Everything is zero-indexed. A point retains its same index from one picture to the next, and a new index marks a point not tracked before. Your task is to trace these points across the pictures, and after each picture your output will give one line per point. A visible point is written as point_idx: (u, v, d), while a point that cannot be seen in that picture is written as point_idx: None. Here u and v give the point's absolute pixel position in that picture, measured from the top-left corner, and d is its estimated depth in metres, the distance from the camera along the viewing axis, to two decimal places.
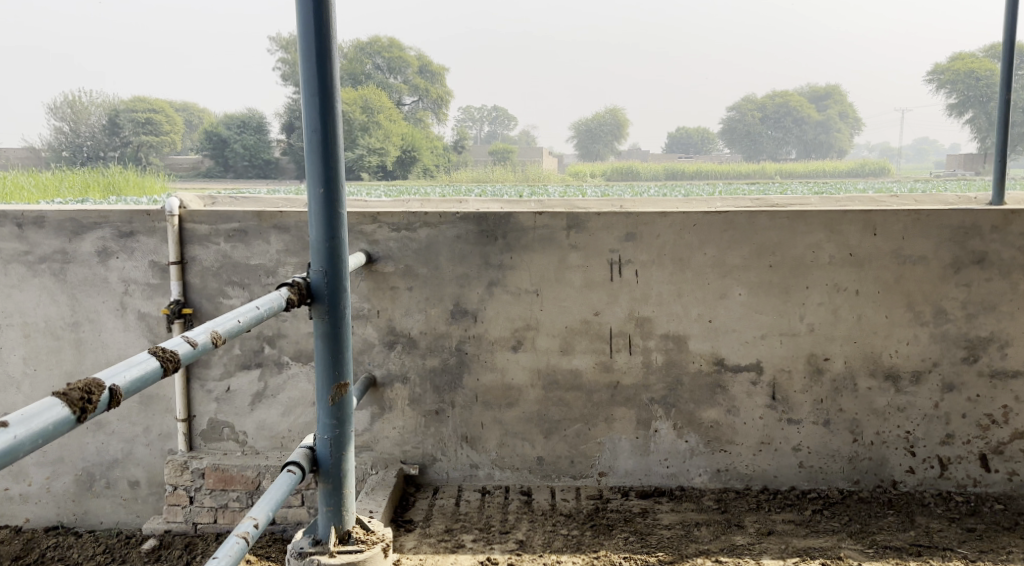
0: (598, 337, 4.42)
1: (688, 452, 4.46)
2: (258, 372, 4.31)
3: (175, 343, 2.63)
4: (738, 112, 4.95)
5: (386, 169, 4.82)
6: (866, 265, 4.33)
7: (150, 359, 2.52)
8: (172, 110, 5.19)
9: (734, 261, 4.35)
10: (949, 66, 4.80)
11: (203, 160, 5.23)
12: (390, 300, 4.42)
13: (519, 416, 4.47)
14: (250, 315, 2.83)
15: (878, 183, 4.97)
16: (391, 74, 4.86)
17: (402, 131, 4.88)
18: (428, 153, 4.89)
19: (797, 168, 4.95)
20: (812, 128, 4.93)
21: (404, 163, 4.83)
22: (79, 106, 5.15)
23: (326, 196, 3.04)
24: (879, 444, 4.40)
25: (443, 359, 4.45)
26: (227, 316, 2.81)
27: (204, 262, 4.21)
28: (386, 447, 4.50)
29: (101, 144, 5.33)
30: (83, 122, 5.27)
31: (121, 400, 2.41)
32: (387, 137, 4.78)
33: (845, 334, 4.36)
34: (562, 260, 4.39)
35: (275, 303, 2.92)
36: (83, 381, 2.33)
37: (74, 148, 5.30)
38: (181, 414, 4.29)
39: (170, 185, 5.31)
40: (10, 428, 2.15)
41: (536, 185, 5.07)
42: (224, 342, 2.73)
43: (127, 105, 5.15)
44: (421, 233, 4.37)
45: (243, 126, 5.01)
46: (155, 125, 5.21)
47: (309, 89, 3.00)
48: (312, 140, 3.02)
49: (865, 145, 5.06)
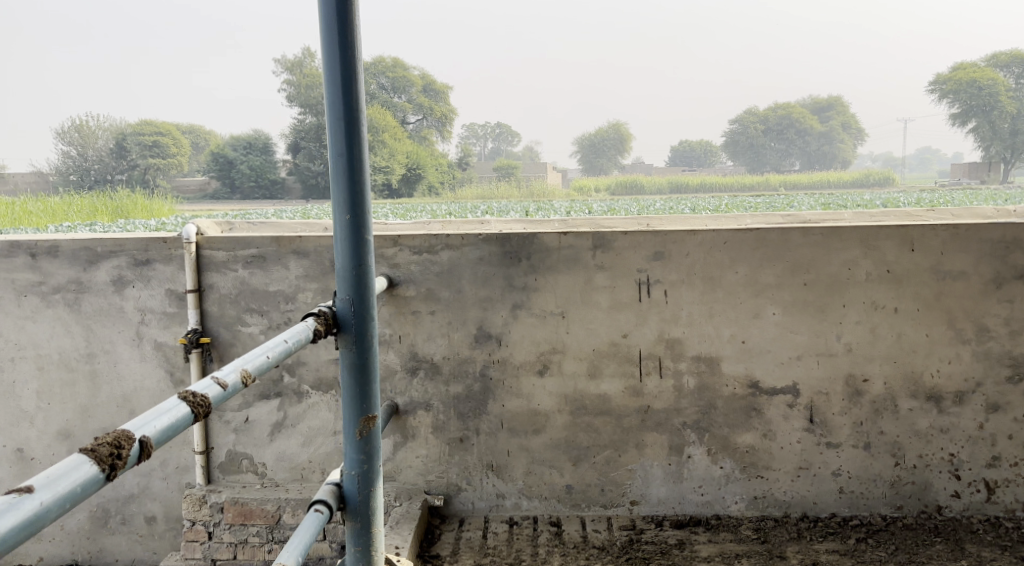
0: (628, 360, 4.28)
1: (723, 479, 4.31)
2: (277, 402, 4.17)
3: (205, 385, 2.53)
4: (749, 125, 7.21)
5: (393, 187, 5.94)
6: (904, 282, 4.18)
7: (181, 405, 2.44)
8: (178, 133, 6.50)
9: (767, 279, 4.21)
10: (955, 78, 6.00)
11: (211, 182, 6.16)
12: (412, 325, 4.28)
13: (547, 443, 4.32)
14: (279, 349, 2.71)
15: (887, 190, 6.84)
16: (397, 96, 6.53)
17: (408, 150, 6.14)
18: (431, 173, 6.27)
19: (803, 176, 7.04)
20: (815, 137, 7.09)
21: (411, 180, 6.09)
22: (89, 129, 6.14)
23: (352, 221, 2.90)
24: (922, 468, 4.27)
25: (468, 385, 4.30)
26: (254, 352, 2.71)
27: (222, 290, 4.08)
28: (409, 477, 4.34)
29: (108, 169, 6.18)
30: (91, 146, 6.19)
31: (152, 451, 2.33)
32: (394, 158, 5.93)
33: (884, 353, 4.22)
34: (589, 281, 4.25)
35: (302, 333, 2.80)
36: (111, 435, 2.26)
37: (83, 172, 6.16)
38: (199, 447, 4.14)
39: (179, 207, 5.88)
40: (35, 494, 2.11)
41: (549, 203, 6.71)
42: (253, 381, 2.64)
43: (134, 130, 6.32)
44: (443, 255, 4.24)
45: (250, 147, 5.98)
46: (162, 148, 6.29)
47: (334, 111, 2.87)
48: (337, 163, 2.89)
49: (872, 158, 7.00)
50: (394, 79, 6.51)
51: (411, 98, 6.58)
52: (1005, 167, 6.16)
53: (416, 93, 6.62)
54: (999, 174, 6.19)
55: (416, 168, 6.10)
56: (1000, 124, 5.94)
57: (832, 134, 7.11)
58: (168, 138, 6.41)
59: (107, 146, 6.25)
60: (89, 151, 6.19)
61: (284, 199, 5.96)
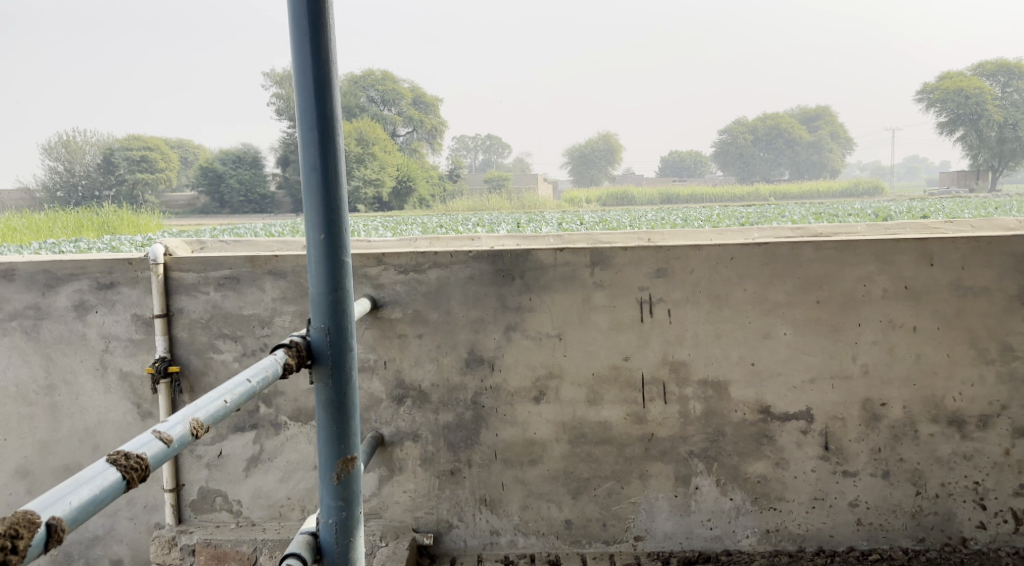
0: (629, 385, 3.99)
1: (734, 512, 4.03)
2: (252, 434, 3.87)
3: (144, 441, 2.32)
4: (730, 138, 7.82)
5: (381, 199, 6.29)
6: (923, 299, 3.92)
7: (109, 470, 2.24)
8: (167, 149, 6.63)
9: (778, 297, 3.94)
10: (939, 86, 6.11)
11: (199, 196, 6.44)
12: (398, 350, 3.99)
13: (543, 475, 4.02)
14: (238, 393, 2.49)
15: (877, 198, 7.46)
16: (386, 105, 6.69)
17: (397, 162, 6.40)
18: (423, 185, 6.64)
19: (791, 189, 7.76)
20: (805, 147, 7.68)
21: (397, 193, 6.34)
22: (75, 145, 6.33)
23: (327, 242, 2.61)
24: (945, 498, 3.99)
25: (459, 414, 4.01)
26: (212, 396, 2.48)
27: (193, 314, 3.79)
28: (396, 514, 4.04)
29: (97, 183, 6.57)
30: (80, 161, 6.53)
31: (63, 535, 2.15)
32: (383, 168, 6.25)
33: (902, 375, 3.95)
34: (587, 300, 3.97)
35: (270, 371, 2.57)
36: (8, 524, 2.09)
37: (70, 188, 6.53)
38: (169, 484, 3.85)
39: (166, 222, 6.39)
40: None
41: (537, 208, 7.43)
42: (206, 430, 2.41)
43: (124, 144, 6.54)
44: (431, 274, 3.95)
45: (240, 161, 6.13)
46: (150, 163, 6.54)
47: (306, 121, 2.59)
48: (310, 178, 2.60)
49: (858, 167, 7.73)
50: (384, 92, 6.69)
51: (402, 111, 6.78)
52: (993, 176, 6.26)
53: (407, 106, 6.80)
54: (986, 182, 6.31)
55: (408, 182, 6.49)
56: (987, 133, 6.00)
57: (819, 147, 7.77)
58: (157, 152, 6.60)
59: (95, 162, 6.62)
60: (77, 167, 6.51)
61: (274, 213, 6.09)
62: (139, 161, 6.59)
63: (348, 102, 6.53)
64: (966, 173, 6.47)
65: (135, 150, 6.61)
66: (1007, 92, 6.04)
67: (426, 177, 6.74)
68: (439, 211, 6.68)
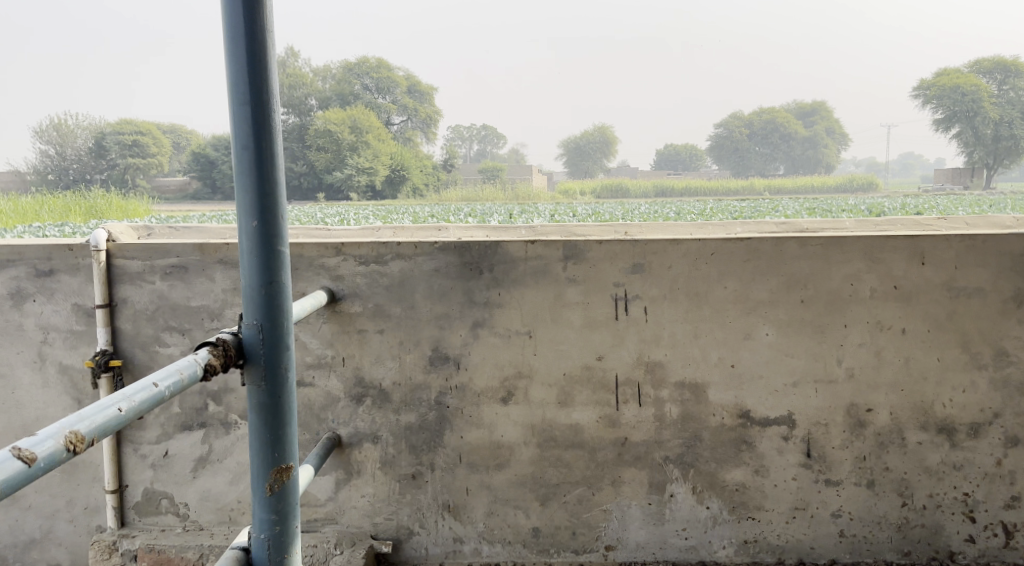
0: (602, 387, 3.78)
1: (710, 521, 3.82)
2: (201, 433, 3.65)
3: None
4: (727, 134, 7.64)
5: (374, 188, 6.33)
6: (914, 300, 3.70)
7: None
8: (160, 133, 6.27)
9: (760, 295, 3.72)
10: (936, 82, 5.82)
11: (190, 181, 6.31)
12: (358, 346, 3.76)
13: (509, 481, 3.81)
14: (136, 400, 2.22)
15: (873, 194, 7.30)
16: (380, 93, 6.88)
17: (392, 151, 6.61)
18: (417, 171, 6.73)
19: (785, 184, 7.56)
20: (794, 144, 7.64)
21: (393, 181, 6.56)
22: (68, 130, 5.86)
23: (260, 230, 2.39)
24: (932, 509, 3.79)
25: (421, 415, 3.79)
26: (102, 403, 2.21)
27: (137, 304, 3.56)
28: (354, 519, 3.82)
29: (86, 166, 6.04)
30: (69, 145, 5.94)
31: None
32: (377, 157, 6.43)
33: (890, 380, 3.74)
34: (559, 296, 3.75)
35: (183, 375, 2.30)
36: None
37: (59, 170, 5.93)
38: (111, 485, 3.63)
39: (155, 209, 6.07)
40: None
41: (525, 201, 7.30)
42: (82, 444, 2.11)
43: (115, 128, 6.01)
44: (393, 267, 3.72)
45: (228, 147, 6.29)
46: (140, 147, 6.08)
47: (237, 95, 2.36)
48: (242, 159, 2.38)
49: (858, 159, 7.63)
50: (379, 80, 6.88)
51: (396, 100, 6.94)
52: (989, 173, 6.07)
53: (402, 94, 6.94)
54: (981, 179, 6.14)
55: (401, 170, 6.61)
56: (984, 130, 5.79)
57: (815, 139, 7.61)
58: (148, 138, 6.14)
59: (87, 146, 6.02)
60: (67, 150, 5.93)
61: None
62: (131, 146, 6.09)
63: (342, 89, 6.70)
64: (958, 170, 6.34)
65: (126, 135, 6.07)
66: (1003, 90, 5.83)
67: (422, 163, 6.87)
68: (432, 200, 6.62)
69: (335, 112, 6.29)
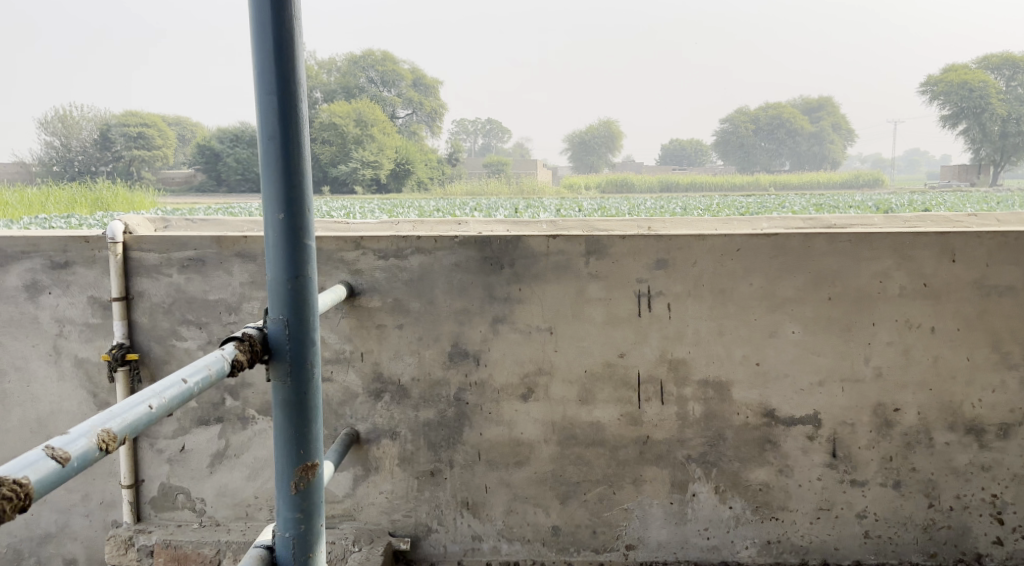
0: (624, 384, 3.72)
1: (733, 521, 3.76)
2: (218, 428, 3.60)
3: (32, 461, 1.97)
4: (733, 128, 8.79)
5: (378, 181, 6.23)
6: (943, 298, 3.64)
7: None
8: (164, 127, 6.36)
9: (787, 292, 3.66)
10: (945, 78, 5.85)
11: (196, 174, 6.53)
12: (376, 341, 3.71)
13: (529, 478, 3.75)
14: (168, 397, 2.17)
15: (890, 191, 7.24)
16: (385, 87, 6.81)
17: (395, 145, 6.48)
18: (421, 166, 6.68)
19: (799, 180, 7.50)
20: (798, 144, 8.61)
21: (399, 174, 6.54)
22: (70, 121, 5.70)
23: (287, 222, 2.32)
24: (959, 511, 3.73)
25: (440, 411, 3.73)
26: (132, 400, 2.16)
27: (154, 297, 3.50)
28: (372, 516, 3.77)
29: (89, 157, 5.89)
30: (73, 137, 5.81)
31: None
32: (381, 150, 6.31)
33: (918, 380, 3.68)
34: (581, 292, 3.69)
35: (213, 370, 2.26)
36: None
37: (64, 163, 5.84)
38: (127, 480, 3.58)
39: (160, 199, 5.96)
40: None
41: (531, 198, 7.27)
42: (115, 443, 2.07)
43: (119, 119, 5.97)
44: (413, 261, 3.67)
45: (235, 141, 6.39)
46: (145, 139, 6.18)
47: (263, 84, 2.30)
48: (268, 150, 2.31)
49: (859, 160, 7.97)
50: (385, 73, 6.84)
51: (401, 92, 6.88)
52: (994, 171, 6.21)
53: (406, 88, 6.89)
54: (987, 177, 6.26)
55: (406, 164, 6.60)
56: (991, 127, 5.78)
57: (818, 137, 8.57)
58: (155, 130, 6.26)
59: (93, 137, 5.92)
60: (74, 141, 5.83)
61: None
62: (136, 138, 6.16)
63: (348, 82, 6.59)
64: (967, 168, 6.42)
65: (132, 126, 6.10)
66: (1010, 87, 5.83)
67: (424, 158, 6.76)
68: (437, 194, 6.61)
69: (339, 105, 6.14)
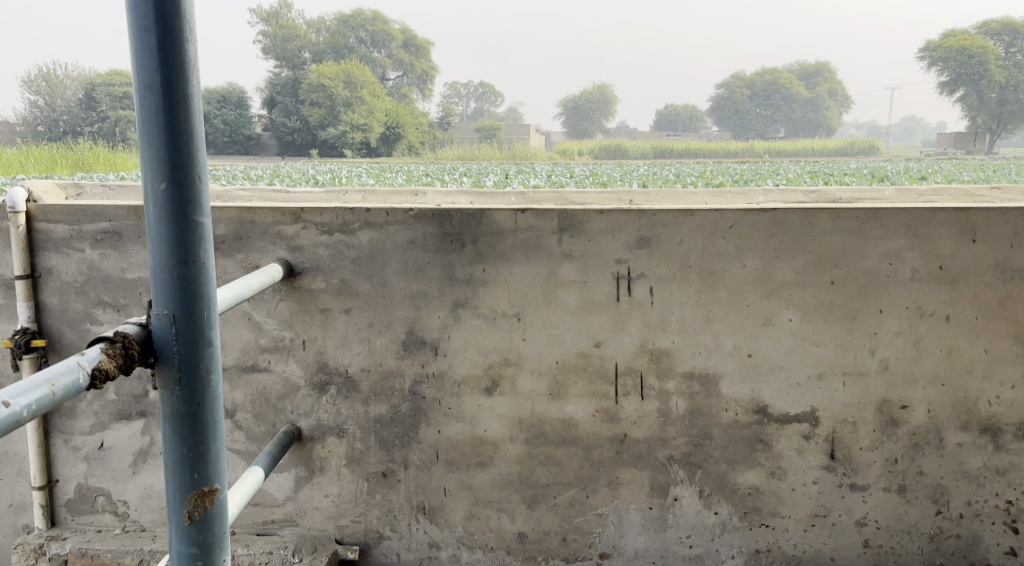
0: (600, 377, 3.31)
1: (718, 528, 3.38)
2: (140, 423, 3.25)
3: None
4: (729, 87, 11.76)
5: (370, 143, 6.71)
6: (960, 283, 3.23)
7: None
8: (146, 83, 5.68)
9: (785, 276, 3.24)
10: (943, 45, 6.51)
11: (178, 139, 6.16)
12: (321, 327, 3.29)
13: (493, 481, 3.36)
14: None
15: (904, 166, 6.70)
16: (376, 47, 6.82)
17: (386, 107, 6.82)
18: (412, 130, 7.04)
19: None
20: (803, 102, 11.59)
21: (387, 139, 6.91)
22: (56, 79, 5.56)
23: (172, 194, 1.97)
24: (970, 518, 3.34)
25: (393, 406, 3.32)
26: None
27: (64, 276, 3.14)
28: (316, 522, 3.38)
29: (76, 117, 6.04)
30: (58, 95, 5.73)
31: None
32: (372, 112, 6.64)
33: (929, 374, 3.28)
34: (552, 275, 3.27)
35: (54, 390, 1.89)
36: None
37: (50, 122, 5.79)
38: (38, 481, 3.25)
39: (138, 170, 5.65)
40: None
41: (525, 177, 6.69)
42: None
43: (104, 80, 5.50)
44: (362, 237, 3.24)
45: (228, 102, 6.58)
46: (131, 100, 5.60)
47: (139, 23, 1.94)
48: (146, 105, 1.96)
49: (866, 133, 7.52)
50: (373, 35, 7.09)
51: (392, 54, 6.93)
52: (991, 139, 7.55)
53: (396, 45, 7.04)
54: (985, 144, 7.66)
55: (397, 129, 7.04)
56: (988, 93, 6.47)
57: (822, 98, 11.47)
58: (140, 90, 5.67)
59: (76, 97, 5.98)
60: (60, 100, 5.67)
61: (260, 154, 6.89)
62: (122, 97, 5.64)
63: (337, 42, 6.63)
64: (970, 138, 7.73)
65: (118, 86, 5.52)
66: (1010, 53, 6.39)
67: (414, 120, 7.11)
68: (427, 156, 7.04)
69: (329, 66, 6.42)
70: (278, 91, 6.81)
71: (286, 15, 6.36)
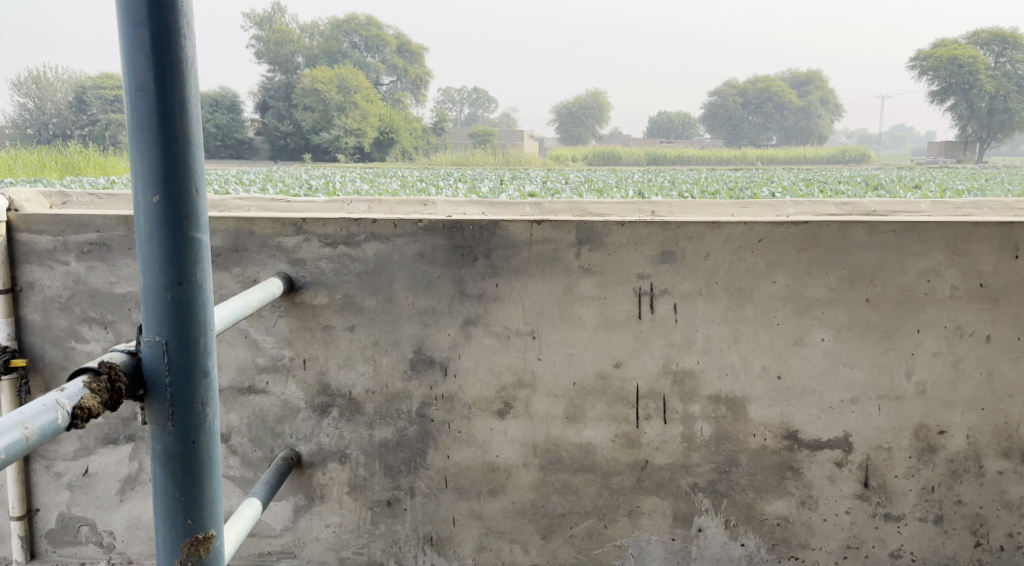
0: (620, 400, 3.11)
1: (744, 561, 3.17)
2: (128, 448, 3.03)
3: None
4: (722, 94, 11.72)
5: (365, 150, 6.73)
6: (1002, 301, 3.04)
7: None
8: None
9: (817, 293, 3.05)
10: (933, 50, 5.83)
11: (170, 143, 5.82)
12: (322, 345, 3.08)
13: (505, 510, 3.15)
14: None
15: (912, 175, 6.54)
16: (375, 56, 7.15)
17: (379, 111, 6.78)
18: (404, 135, 7.18)
19: None
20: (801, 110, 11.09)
21: (380, 146, 6.84)
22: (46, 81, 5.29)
23: (165, 209, 1.79)
24: (1012, 550, 3.14)
25: (400, 430, 3.11)
26: None
27: (48, 290, 2.93)
28: (316, 553, 3.16)
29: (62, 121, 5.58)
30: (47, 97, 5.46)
31: None
32: (365, 115, 6.60)
33: (969, 398, 3.09)
34: (570, 290, 3.07)
35: (27, 435, 1.69)
36: None
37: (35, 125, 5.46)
38: (17, 511, 3.03)
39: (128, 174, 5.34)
40: None
41: None
42: None
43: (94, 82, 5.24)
44: (367, 249, 3.03)
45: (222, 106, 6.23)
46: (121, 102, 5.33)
47: (132, 18, 1.75)
48: (139, 110, 1.77)
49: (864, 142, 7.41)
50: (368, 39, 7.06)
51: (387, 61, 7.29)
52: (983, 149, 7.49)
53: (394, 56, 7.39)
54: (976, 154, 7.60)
55: (389, 133, 7.01)
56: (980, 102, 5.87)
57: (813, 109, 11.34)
58: None
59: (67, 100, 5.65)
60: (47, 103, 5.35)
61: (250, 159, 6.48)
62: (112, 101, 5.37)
63: (330, 46, 6.56)
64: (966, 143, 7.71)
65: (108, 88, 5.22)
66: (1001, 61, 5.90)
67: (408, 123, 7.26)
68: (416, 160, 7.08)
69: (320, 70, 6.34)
70: (272, 97, 6.44)
71: (281, 19, 6.04)
